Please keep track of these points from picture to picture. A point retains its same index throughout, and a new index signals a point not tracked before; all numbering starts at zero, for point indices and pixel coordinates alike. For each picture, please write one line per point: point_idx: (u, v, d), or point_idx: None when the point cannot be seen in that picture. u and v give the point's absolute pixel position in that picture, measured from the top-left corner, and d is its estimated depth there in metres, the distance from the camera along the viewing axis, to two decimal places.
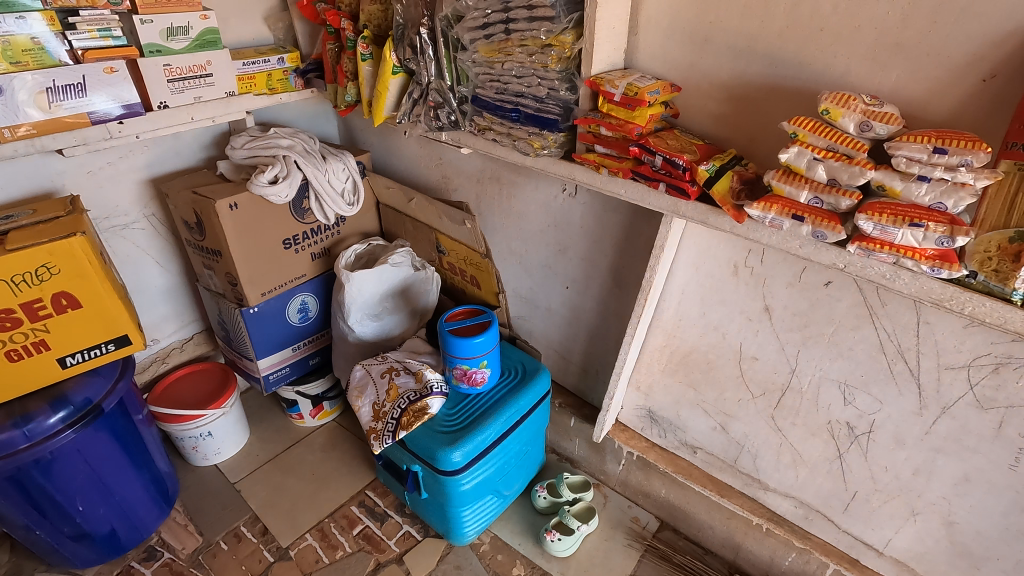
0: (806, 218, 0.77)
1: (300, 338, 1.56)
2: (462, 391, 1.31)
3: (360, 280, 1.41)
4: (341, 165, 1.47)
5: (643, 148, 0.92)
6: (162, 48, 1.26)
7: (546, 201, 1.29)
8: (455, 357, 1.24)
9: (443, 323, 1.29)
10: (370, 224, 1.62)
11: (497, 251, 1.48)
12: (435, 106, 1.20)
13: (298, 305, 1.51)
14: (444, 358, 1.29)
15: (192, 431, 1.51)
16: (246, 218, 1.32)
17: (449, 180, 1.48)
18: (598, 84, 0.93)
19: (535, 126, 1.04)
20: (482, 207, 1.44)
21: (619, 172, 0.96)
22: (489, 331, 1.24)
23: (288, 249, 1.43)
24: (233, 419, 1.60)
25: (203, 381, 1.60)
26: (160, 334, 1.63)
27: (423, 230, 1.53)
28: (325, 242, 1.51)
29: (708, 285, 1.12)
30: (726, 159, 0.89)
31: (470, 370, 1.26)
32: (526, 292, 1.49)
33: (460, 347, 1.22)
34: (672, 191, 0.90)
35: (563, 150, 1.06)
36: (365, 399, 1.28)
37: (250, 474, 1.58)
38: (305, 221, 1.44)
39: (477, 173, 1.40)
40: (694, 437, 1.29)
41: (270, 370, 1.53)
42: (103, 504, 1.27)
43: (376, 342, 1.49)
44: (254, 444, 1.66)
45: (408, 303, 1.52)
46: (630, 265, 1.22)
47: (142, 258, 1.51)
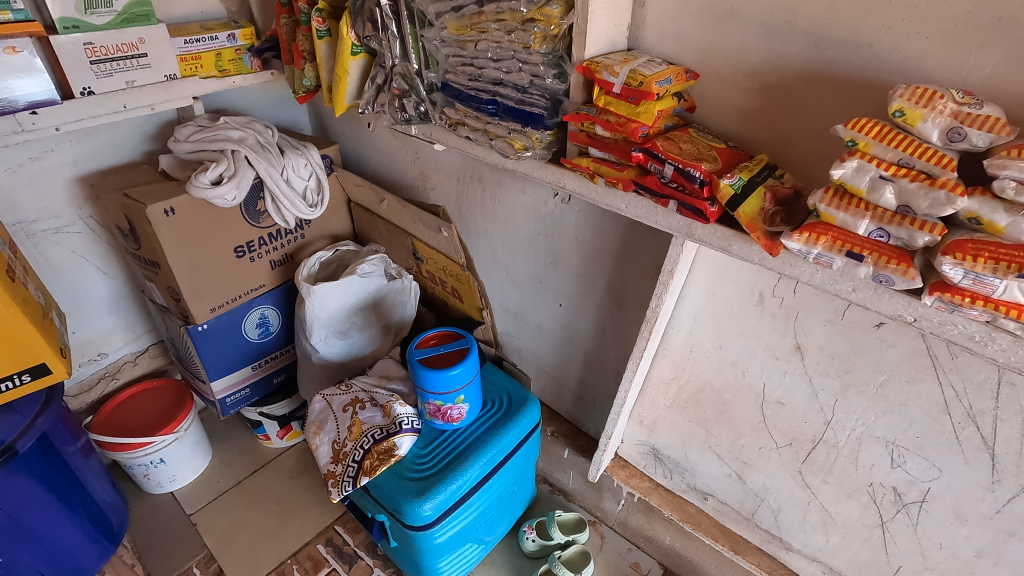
0: (866, 256, 0.58)
1: (262, 355, 1.39)
2: (437, 428, 1.13)
3: (322, 295, 1.23)
4: (301, 160, 1.27)
5: (648, 154, 0.72)
6: (80, 23, 1.06)
7: (535, 207, 1.10)
8: (428, 392, 1.06)
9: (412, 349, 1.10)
10: (340, 226, 1.43)
11: (481, 260, 1.29)
12: (401, 94, 0.99)
13: (256, 319, 1.33)
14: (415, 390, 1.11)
15: (141, 459, 1.35)
16: (186, 225, 1.14)
17: (426, 178, 1.28)
18: (592, 71, 0.73)
19: (517, 122, 0.84)
20: (464, 211, 1.24)
21: (618, 184, 0.76)
22: (466, 362, 1.06)
23: (240, 258, 1.25)
24: (189, 443, 1.44)
25: (155, 401, 1.44)
26: (108, 348, 1.47)
27: (398, 234, 1.34)
28: (287, 249, 1.34)
29: (726, 314, 0.92)
30: (756, 169, 0.69)
31: (445, 406, 1.08)
32: (515, 307, 1.30)
33: (432, 382, 1.04)
34: (685, 211, 0.71)
35: (551, 152, 0.86)
36: (325, 437, 1.11)
37: (209, 504, 1.43)
38: (261, 225, 1.26)
39: (456, 171, 1.20)
40: (705, 483, 1.11)
41: (226, 392, 1.36)
42: (29, 552, 1.12)
43: (344, 363, 1.31)
44: (215, 469, 1.51)
45: (381, 317, 1.34)
46: (633, 285, 1.03)
47: (80, 266, 1.34)
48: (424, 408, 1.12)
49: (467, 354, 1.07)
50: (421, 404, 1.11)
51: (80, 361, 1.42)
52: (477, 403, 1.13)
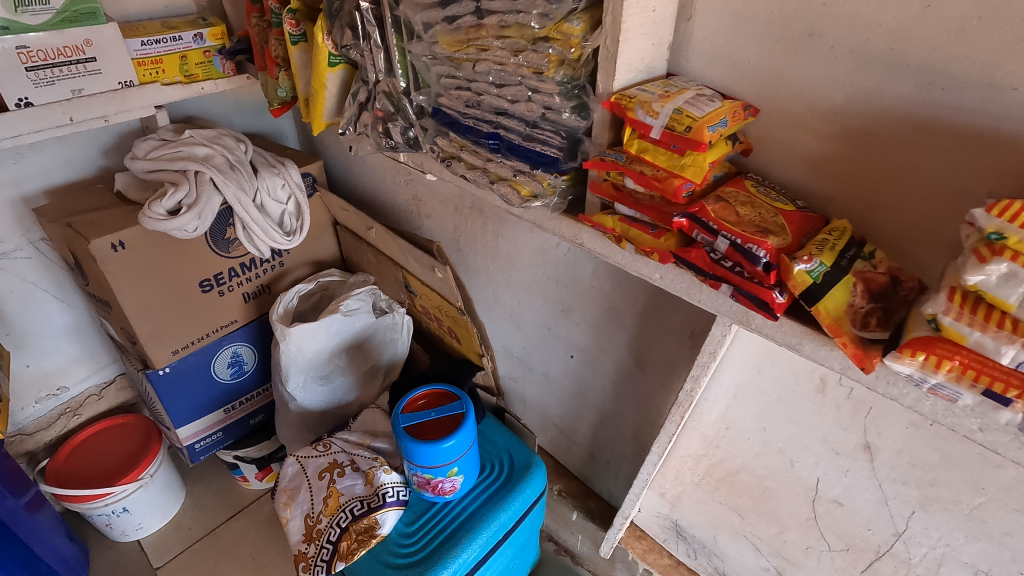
0: (1015, 398, 0.41)
1: (235, 396, 1.24)
2: (427, 501, 0.98)
3: (299, 338, 1.07)
4: (277, 180, 1.11)
5: (695, 221, 0.55)
6: (10, 24, 0.89)
7: (545, 248, 0.93)
8: (416, 466, 0.91)
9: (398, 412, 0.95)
10: (324, 251, 1.27)
11: (482, 298, 1.13)
12: (385, 116, 0.83)
13: (228, 357, 1.18)
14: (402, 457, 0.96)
15: (101, 509, 1.21)
16: (139, 259, 0.98)
17: (420, 203, 1.12)
18: (624, 108, 0.56)
19: (523, 162, 0.67)
20: (462, 243, 1.08)
21: (653, 254, 0.59)
22: (461, 431, 0.90)
23: (207, 292, 1.10)
24: (157, 489, 1.31)
25: (119, 441, 1.29)
26: (70, 381, 1.32)
27: (387, 265, 1.18)
28: (262, 279, 1.18)
29: (774, 395, 0.76)
30: (840, 245, 0.52)
31: (436, 480, 0.93)
32: (519, 351, 1.14)
33: (421, 455, 0.89)
34: (743, 299, 0.54)
35: (566, 200, 0.69)
36: (297, 510, 0.97)
37: (178, 556, 1.30)
38: (231, 255, 1.10)
39: (453, 199, 1.03)
40: (736, 571, 0.96)
41: (195, 437, 1.22)
42: None
43: (326, 411, 1.16)
44: (187, 514, 1.38)
45: (367, 360, 1.18)
46: (660, 347, 0.87)
47: (32, 294, 1.19)
48: (412, 479, 0.96)
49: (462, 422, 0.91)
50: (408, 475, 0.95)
51: (37, 397, 1.28)
52: (474, 473, 0.98)
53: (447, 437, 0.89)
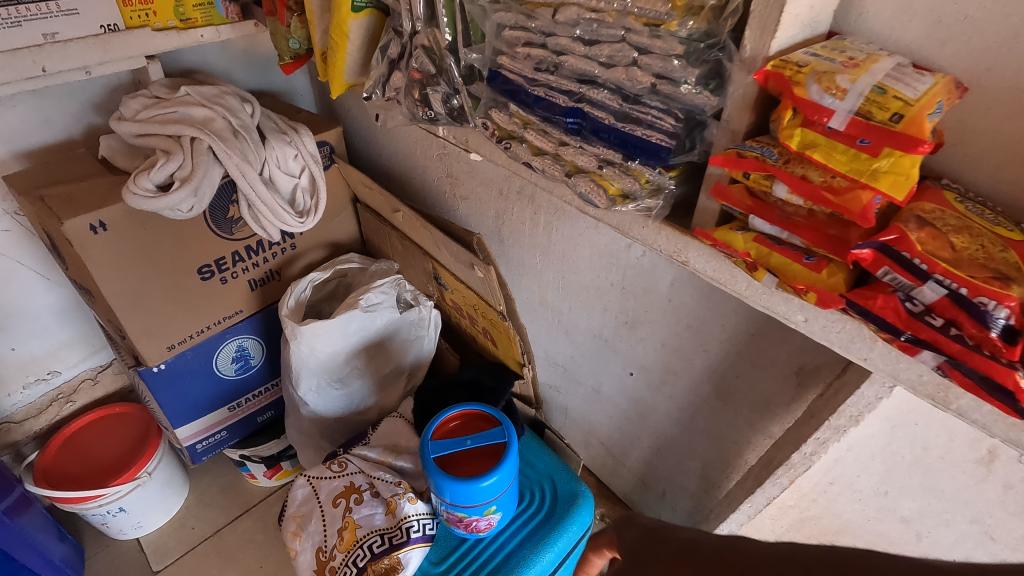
0: None
1: (241, 393, 1.11)
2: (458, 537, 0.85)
3: (312, 338, 0.92)
4: (288, 150, 0.94)
5: (885, 254, 0.37)
6: None
7: (611, 250, 0.76)
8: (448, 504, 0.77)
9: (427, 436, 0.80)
10: (342, 232, 1.11)
11: (525, 298, 0.97)
12: (423, 79, 0.65)
13: (232, 352, 1.05)
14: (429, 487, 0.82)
15: (94, 510, 1.10)
16: (125, 243, 0.83)
17: (455, 183, 0.94)
18: (788, 82, 0.38)
19: (615, 150, 0.50)
20: (505, 233, 0.91)
21: (808, 294, 0.41)
22: (503, 467, 0.76)
23: (206, 279, 0.95)
24: (157, 486, 1.19)
25: (117, 434, 1.18)
26: (61, 365, 1.20)
27: (414, 253, 1.01)
28: (271, 264, 1.03)
29: (910, 457, 0.60)
30: None
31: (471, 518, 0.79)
32: (564, 360, 0.99)
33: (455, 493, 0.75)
34: (959, 374, 0.37)
35: (669, 207, 0.51)
36: (307, 543, 0.84)
37: (180, 559, 1.19)
38: (233, 236, 0.95)
39: (497, 182, 0.86)
40: None
41: (195, 437, 1.09)
42: None
43: (341, 416, 1.03)
44: (190, 511, 1.27)
45: (389, 360, 1.04)
46: (752, 380, 0.71)
47: (12, 272, 1.04)
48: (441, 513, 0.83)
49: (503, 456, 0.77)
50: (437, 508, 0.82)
51: (25, 382, 1.16)
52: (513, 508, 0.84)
53: (486, 474, 0.75)
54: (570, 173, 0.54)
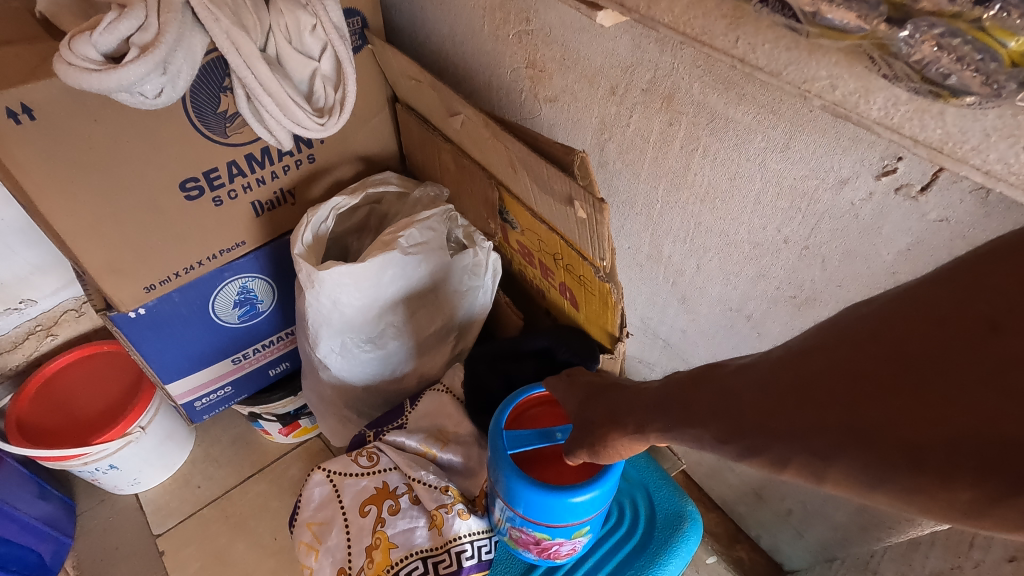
0: None
1: (249, 342, 0.89)
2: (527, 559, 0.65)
3: (335, 286, 0.68)
4: (303, 18, 0.65)
5: None
6: None
7: (803, 190, 0.48)
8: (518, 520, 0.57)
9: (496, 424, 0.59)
10: (376, 143, 0.84)
11: (627, 248, 0.70)
12: None
13: (234, 293, 0.81)
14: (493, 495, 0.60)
15: (79, 468, 0.92)
16: (69, 142, 0.57)
17: (541, 77, 0.65)
18: None
19: None
20: (613, 156, 0.63)
21: None
22: (603, 481, 0.54)
23: (195, 198, 0.70)
24: (155, 441, 1.00)
25: (105, 377, 0.98)
26: (35, 294, 0.99)
27: (473, 175, 0.74)
28: (281, 182, 0.77)
29: None
30: None
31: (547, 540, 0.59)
32: (671, 334, 0.73)
33: (532, 509, 0.54)
34: None
35: None
36: (327, 561, 0.63)
37: (185, 521, 1.04)
38: (228, 138, 0.68)
39: (612, 73, 0.57)
40: None
41: (194, 392, 0.89)
42: None
43: (372, 380, 0.81)
44: (196, 467, 1.10)
45: (435, 314, 0.79)
46: None
47: None
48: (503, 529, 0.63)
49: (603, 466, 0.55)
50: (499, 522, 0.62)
51: None
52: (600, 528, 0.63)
53: (578, 487, 0.53)
54: (888, 21, 0.25)
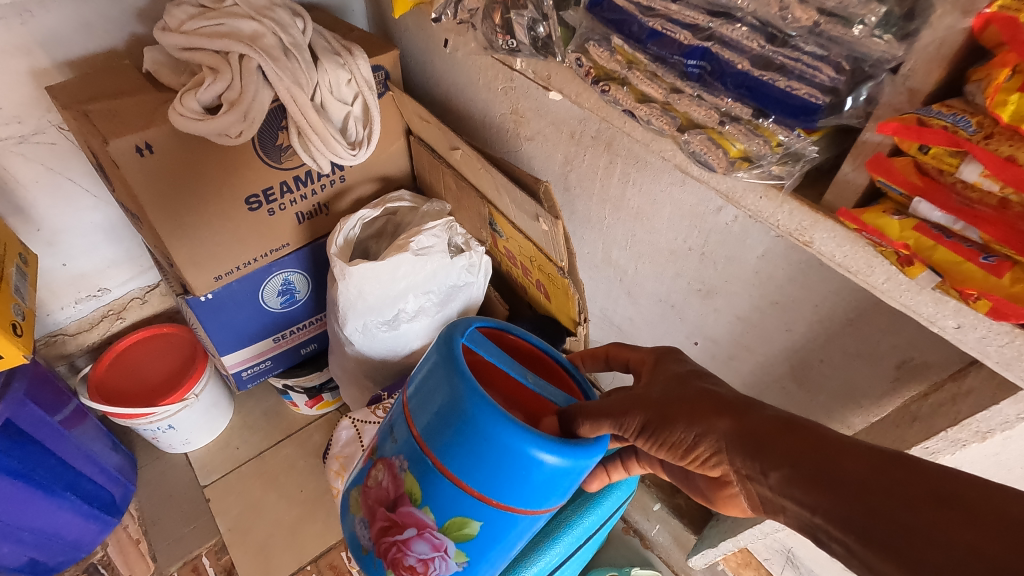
0: None
1: (286, 325, 1.10)
2: (375, 566, 0.62)
3: (360, 279, 0.89)
4: (342, 75, 0.86)
5: None
6: None
7: (696, 212, 0.68)
8: (450, 459, 0.52)
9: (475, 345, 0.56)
10: (393, 166, 1.04)
11: (586, 252, 0.90)
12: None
13: (278, 285, 1.03)
14: (426, 425, 0.54)
15: (146, 426, 1.13)
16: (171, 166, 0.78)
17: (522, 122, 0.85)
18: (1006, 34, 0.29)
19: (744, 103, 0.41)
20: (573, 181, 0.83)
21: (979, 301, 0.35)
22: (577, 452, 0.51)
23: (255, 210, 0.91)
24: (203, 408, 1.21)
25: (165, 351, 1.20)
26: (110, 283, 1.20)
27: (470, 195, 0.94)
28: (319, 197, 0.98)
29: (1003, 467, 0.55)
30: None
31: (458, 512, 0.54)
32: (622, 320, 0.93)
33: (489, 445, 0.50)
34: None
35: (812, 166, 0.42)
36: None
37: (226, 476, 1.24)
38: (284, 166, 0.89)
39: (569, 124, 0.77)
40: None
41: (241, 366, 1.10)
42: (8, 543, 0.96)
43: (385, 357, 1.01)
44: (234, 432, 1.30)
45: (439, 305, 0.99)
46: (842, 366, 0.65)
47: (62, 186, 1.02)
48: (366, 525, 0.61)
49: (589, 437, 0.52)
50: (383, 488, 0.59)
51: (76, 298, 1.17)
52: (509, 546, 0.58)
53: (552, 443, 0.50)
54: (682, 127, 0.46)
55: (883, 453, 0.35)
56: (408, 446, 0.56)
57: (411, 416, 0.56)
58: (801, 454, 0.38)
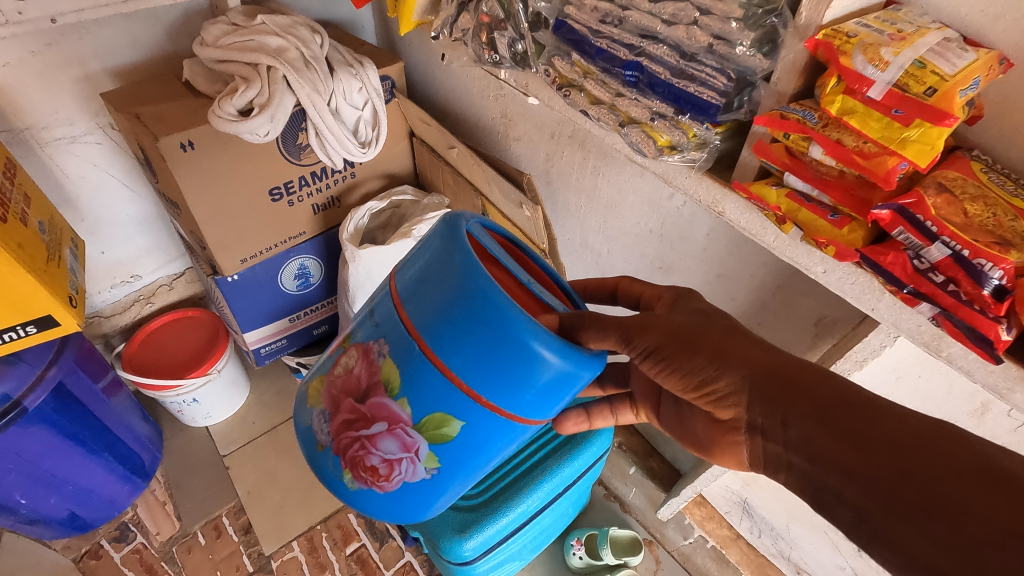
0: None
1: (301, 307, 1.23)
2: (331, 466, 0.54)
3: (368, 260, 1.02)
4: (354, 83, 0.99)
5: (903, 217, 0.42)
6: None
7: (654, 199, 0.81)
8: (443, 343, 0.45)
9: (479, 234, 0.50)
10: (398, 164, 1.17)
11: (567, 239, 1.03)
12: (492, 24, 0.69)
13: (295, 269, 1.15)
14: (415, 307, 0.47)
15: (173, 398, 1.25)
16: (208, 160, 0.91)
17: (511, 125, 0.98)
18: (832, 53, 0.42)
19: (667, 104, 0.53)
20: (554, 176, 0.96)
21: (828, 247, 0.47)
22: (580, 356, 0.45)
23: (277, 201, 1.04)
24: (223, 384, 1.33)
25: (191, 331, 1.33)
26: (141, 270, 1.33)
27: (465, 189, 1.07)
28: (332, 191, 1.11)
29: None
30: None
31: (440, 407, 0.47)
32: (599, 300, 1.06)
33: (491, 328, 0.43)
34: (950, 325, 0.42)
35: (718, 152, 0.56)
36: None
37: (243, 447, 1.36)
38: (302, 163, 1.02)
39: (549, 126, 0.90)
40: (803, 558, 0.94)
41: (260, 343, 1.23)
42: (54, 495, 1.08)
43: None
44: (251, 409, 1.42)
45: None
46: (775, 328, 0.77)
47: (105, 181, 1.15)
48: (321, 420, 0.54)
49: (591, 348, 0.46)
50: (353, 376, 0.51)
51: (111, 283, 1.30)
52: (485, 462, 0.51)
53: (556, 340, 0.44)
54: (623, 123, 0.59)
55: (923, 416, 0.34)
56: (390, 327, 0.48)
57: (398, 300, 0.48)
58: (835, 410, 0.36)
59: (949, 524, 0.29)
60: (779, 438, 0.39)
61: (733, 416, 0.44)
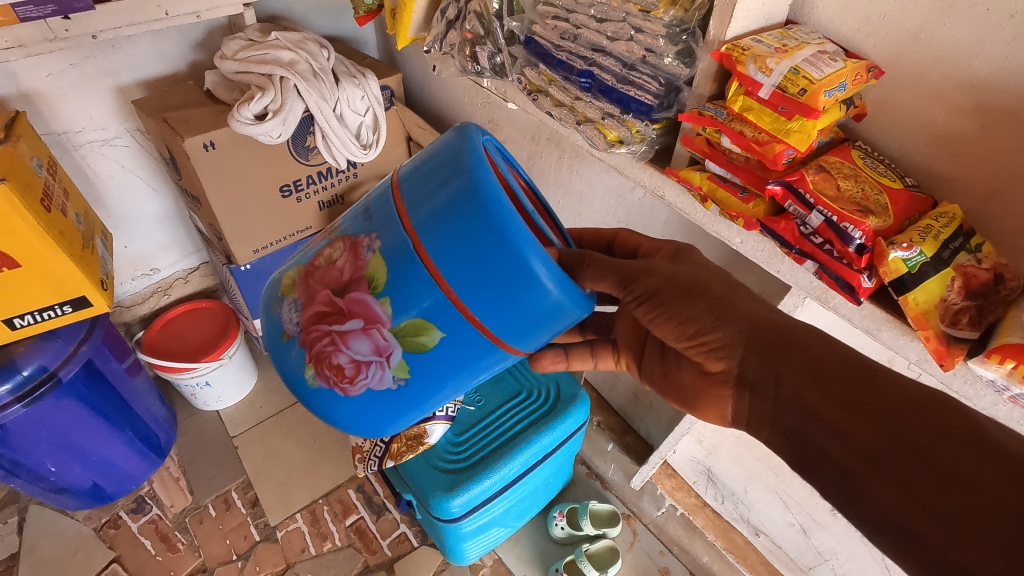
0: None
1: None
2: (294, 359, 0.59)
3: None
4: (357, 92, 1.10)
5: (790, 192, 0.52)
6: None
7: (619, 192, 0.92)
8: (442, 247, 0.50)
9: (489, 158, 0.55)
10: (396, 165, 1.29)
11: None
12: (473, 40, 0.81)
13: None
14: (418, 212, 0.51)
15: (188, 381, 1.35)
16: (226, 159, 1.03)
17: (497, 129, 1.10)
18: (732, 63, 0.53)
19: (613, 105, 0.65)
20: (535, 173, 1.07)
21: (737, 219, 0.57)
22: (574, 290, 0.51)
23: (286, 197, 1.15)
24: (234, 368, 1.43)
25: (206, 320, 1.43)
26: (160, 264, 1.44)
27: None
28: (336, 190, 1.22)
29: None
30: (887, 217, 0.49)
31: (420, 313, 0.52)
32: None
33: (491, 243, 0.48)
34: (827, 277, 0.53)
35: (658, 145, 0.67)
36: None
37: (250, 429, 1.46)
38: (310, 163, 1.14)
39: (529, 129, 1.01)
40: (761, 520, 1.03)
41: None
42: (79, 465, 1.18)
43: None
44: (259, 394, 1.53)
45: None
46: None
47: (130, 180, 1.27)
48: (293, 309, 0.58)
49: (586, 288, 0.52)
50: (337, 271, 0.56)
51: (133, 275, 1.41)
52: (455, 380, 0.56)
53: (553, 268, 0.49)
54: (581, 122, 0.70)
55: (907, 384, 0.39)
56: (391, 232, 0.53)
57: (402, 208, 0.53)
58: (832, 376, 0.41)
59: (915, 469, 0.35)
60: (771, 394, 0.45)
61: (722, 368, 0.50)
